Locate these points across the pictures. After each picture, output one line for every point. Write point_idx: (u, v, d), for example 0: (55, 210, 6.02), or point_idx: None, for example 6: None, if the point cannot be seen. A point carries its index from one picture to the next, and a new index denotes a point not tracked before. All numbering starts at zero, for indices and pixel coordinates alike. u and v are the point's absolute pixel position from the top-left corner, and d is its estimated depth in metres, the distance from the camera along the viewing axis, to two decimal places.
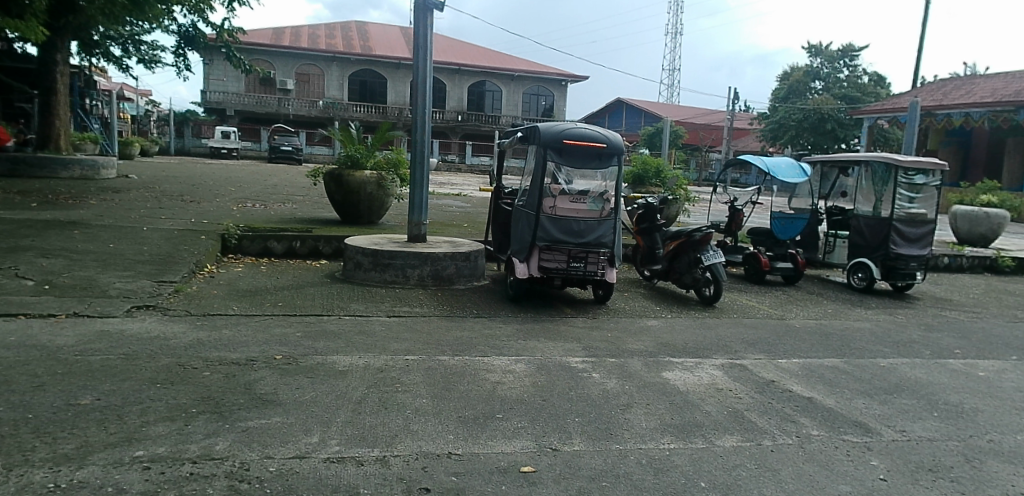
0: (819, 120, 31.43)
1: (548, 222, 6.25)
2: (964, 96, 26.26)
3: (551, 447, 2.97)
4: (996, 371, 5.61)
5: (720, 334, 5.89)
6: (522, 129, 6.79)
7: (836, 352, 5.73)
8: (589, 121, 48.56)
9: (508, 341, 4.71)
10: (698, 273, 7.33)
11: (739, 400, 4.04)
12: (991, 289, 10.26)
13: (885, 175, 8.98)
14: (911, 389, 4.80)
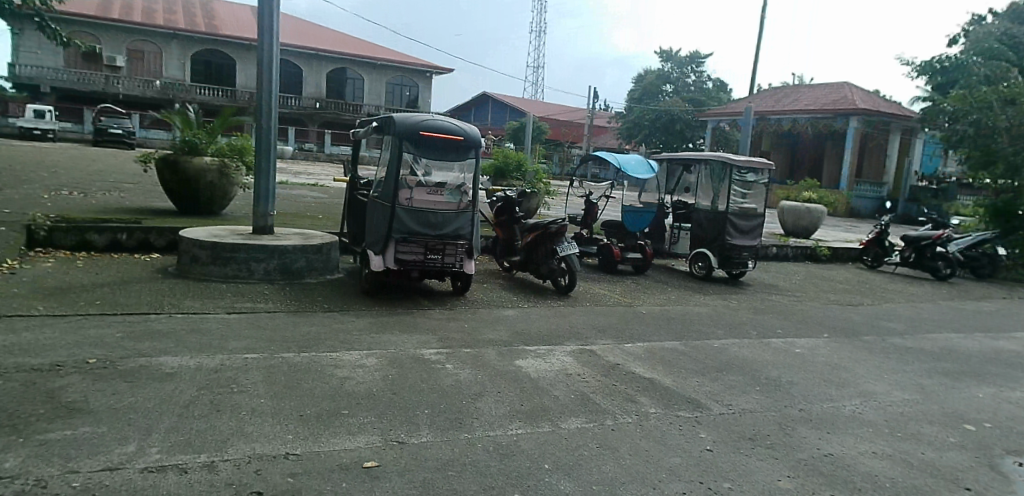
0: (671, 120, 33.43)
1: (405, 214, 6.17)
2: (792, 104, 29.19)
3: (398, 440, 2.94)
4: (810, 348, 6.29)
5: (572, 322, 6.12)
6: (378, 119, 6.64)
7: (676, 336, 6.15)
8: (454, 114, 48.59)
9: (358, 335, 4.59)
10: (554, 263, 7.53)
11: (586, 383, 4.23)
12: (810, 276, 11.48)
13: (722, 173, 9.74)
14: (739, 367, 5.26)
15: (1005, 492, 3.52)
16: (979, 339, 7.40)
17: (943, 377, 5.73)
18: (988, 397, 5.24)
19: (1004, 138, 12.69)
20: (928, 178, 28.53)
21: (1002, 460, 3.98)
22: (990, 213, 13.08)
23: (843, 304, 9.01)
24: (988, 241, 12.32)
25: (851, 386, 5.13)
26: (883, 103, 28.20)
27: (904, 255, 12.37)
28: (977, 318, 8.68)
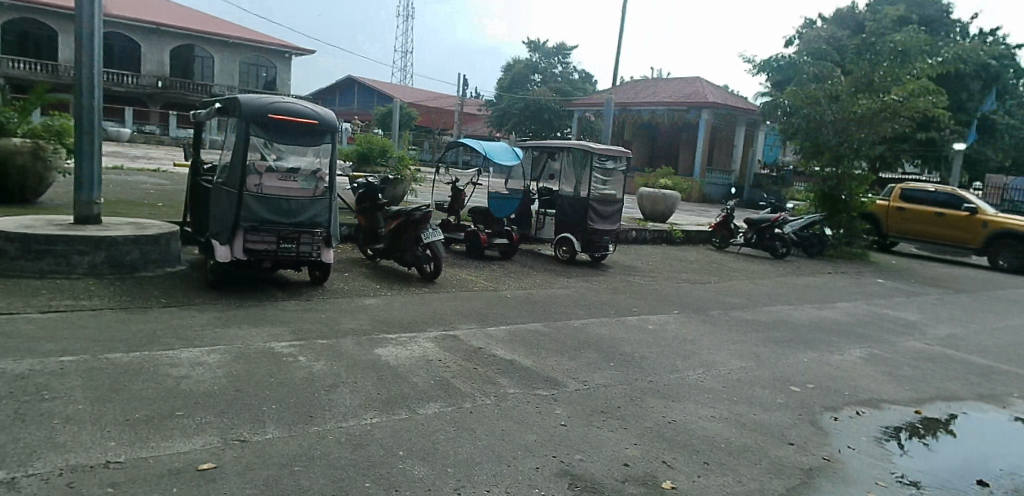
0: (539, 109, 34.10)
1: (254, 202, 5.84)
2: (651, 96, 30.77)
3: (239, 439, 2.77)
4: (662, 324, 6.67)
5: (436, 308, 6.09)
6: (221, 100, 6.23)
7: (539, 318, 6.30)
8: (318, 98, 46.68)
9: (200, 331, 4.29)
10: (418, 250, 7.43)
11: (446, 368, 4.22)
12: (665, 258, 12.17)
13: (582, 160, 10.02)
14: (596, 345, 5.48)
15: (821, 444, 3.94)
16: (807, 310, 8.21)
17: (776, 345, 6.29)
18: (812, 361, 5.82)
19: (828, 129, 14.03)
20: (768, 167, 31.15)
21: (820, 416, 4.45)
22: (818, 198, 14.60)
23: (693, 282, 9.65)
24: (818, 223, 13.74)
25: (696, 357, 5.51)
26: (730, 97, 30.44)
27: (747, 237, 13.60)
28: (806, 291, 9.62)
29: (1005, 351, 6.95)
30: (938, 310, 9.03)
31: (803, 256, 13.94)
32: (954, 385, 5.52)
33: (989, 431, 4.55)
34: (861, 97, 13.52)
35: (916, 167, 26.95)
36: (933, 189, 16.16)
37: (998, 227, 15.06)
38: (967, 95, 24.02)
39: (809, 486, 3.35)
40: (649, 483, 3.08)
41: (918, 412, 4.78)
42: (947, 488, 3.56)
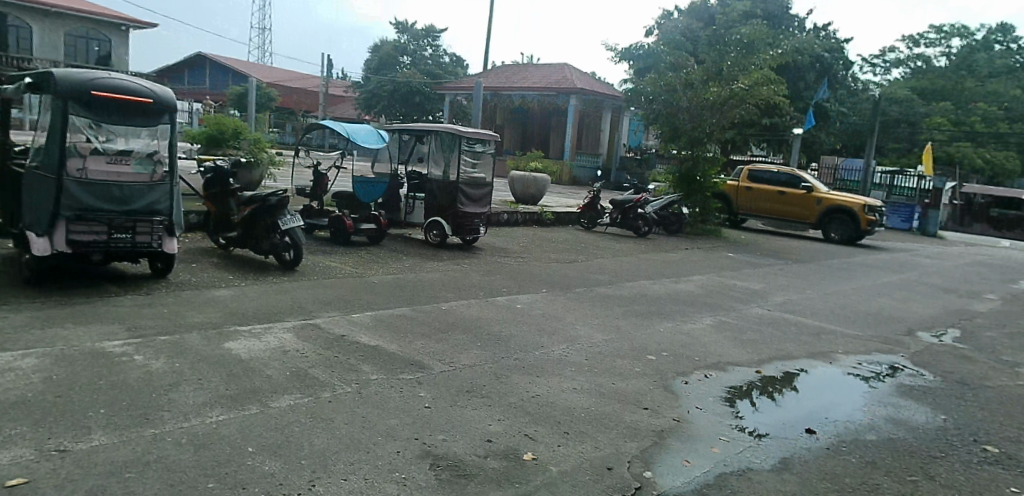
0: (409, 92, 33.52)
1: (76, 188, 5.28)
2: (521, 81, 31.19)
3: (59, 449, 2.50)
4: (530, 303, 6.80)
5: (296, 297, 5.82)
6: (31, 75, 5.57)
7: (406, 302, 6.20)
8: (165, 77, 43.03)
9: (15, 333, 3.83)
10: (275, 238, 7.03)
11: (303, 358, 4.04)
12: (535, 238, 12.42)
13: (450, 143, 9.91)
14: (464, 326, 5.49)
15: (672, 406, 4.20)
16: (665, 283, 8.71)
17: (636, 318, 6.61)
18: (668, 331, 6.17)
19: (684, 114, 14.96)
20: (634, 151, 32.79)
21: (673, 381, 4.72)
22: (676, 180, 15.53)
23: (561, 262, 9.93)
24: (676, 203, 14.67)
25: (560, 333, 5.67)
26: (595, 83, 31.51)
27: (612, 217, 14.13)
28: (665, 266, 10.20)
29: (832, 313, 7.75)
30: (779, 279, 9.90)
31: (663, 233, 14.84)
32: (789, 345, 6.08)
33: (816, 384, 5.06)
34: (712, 85, 14.48)
35: (762, 150, 29.32)
36: (776, 170, 17.68)
37: (830, 204, 16.80)
38: (804, 85, 27.19)
39: (661, 446, 3.57)
40: (511, 457, 3.14)
41: (758, 371, 5.21)
42: (779, 437, 3.92)
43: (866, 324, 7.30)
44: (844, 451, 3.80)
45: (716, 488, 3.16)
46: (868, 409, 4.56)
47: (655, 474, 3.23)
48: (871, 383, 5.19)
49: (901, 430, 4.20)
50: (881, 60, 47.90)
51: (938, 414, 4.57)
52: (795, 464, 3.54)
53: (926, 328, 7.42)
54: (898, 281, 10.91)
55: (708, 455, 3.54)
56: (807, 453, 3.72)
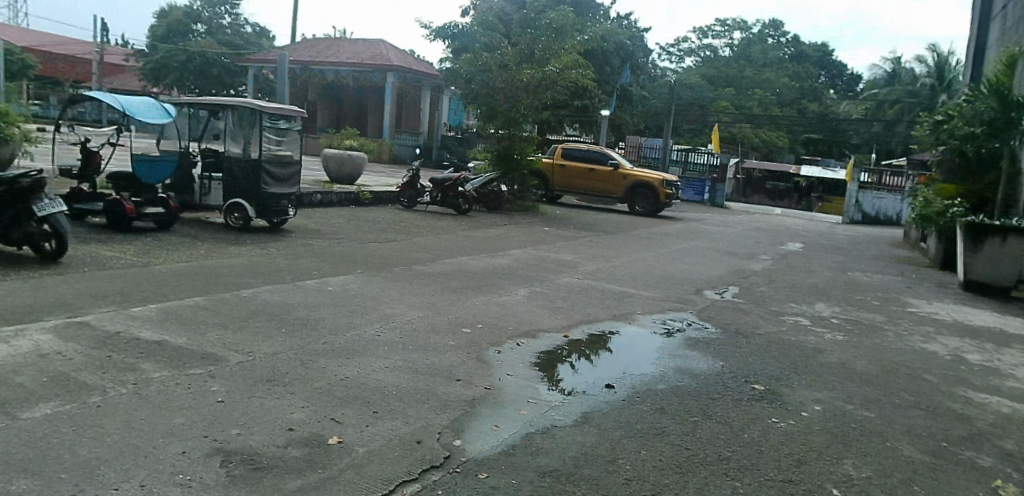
0: (205, 64, 30.70)
1: None
2: (333, 56, 29.92)
3: None
4: (342, 285, 6.56)
5: (62, 292, 5.09)
6: None
7: (202, 291, 5.69)
8: None
9: None
10: (31, 226, 6.11)
11: (67, 361, 3.55)
12: (350, 218, 12.02)
13: (250, 118, 9.19)
14: (268, 313, 5.15)
15: (484, 376, 4.27)
16: (483, 258, 8.84)
17: (453, 292, 6.64)
18: (483, 303, 6.27)
19: (500, 95, 15.17)
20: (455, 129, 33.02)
21: (486, 351, 4.81)
22: (495, 158, 15.67)
23: (378, 241, 9.70)
24: (496, 180, 14.95)
25: (374, 313, 5.54)
26: (411, 60, 31.11)
27: (433, 196, 14.00)
28: (483, 242, 10.37)
29: (635, 278, 8.38)
30: (589, 250, 10.51)
31: (484, 210, 15.07)
32: (596, 310, 6.48)
33: (619, 343, 5.44)
34: (526, 68, 14.83)
35: (573, 130, 30.82)
36: (588, 148, 18.66)
37: (634, 179, 18.23)
38: (611, 69, 29.15)
39: (470, 414, 3.62)
40: (314, 443, 3.00)
41: (567, 336, 5.48)
42: (583, 395, 4.15)
43: (663, 287, 7.99)
44: (639, 401, 4.12)
45: (522, 448, 3.27)
46: (661, 362, 4.99)
47: (464, 441, 3.27)
48: (664, 338, 5.69)
49: (687, 378, 4.65)
50: (676, 50, 52.58)
51: (718, 361, 5.13)
52: (595, 417, 3.78)
53: (713, 287, 8.30)
54: (690, 247, 12.08)
55: (516, 418, 3.65)
56: (606, 406, 3.98)
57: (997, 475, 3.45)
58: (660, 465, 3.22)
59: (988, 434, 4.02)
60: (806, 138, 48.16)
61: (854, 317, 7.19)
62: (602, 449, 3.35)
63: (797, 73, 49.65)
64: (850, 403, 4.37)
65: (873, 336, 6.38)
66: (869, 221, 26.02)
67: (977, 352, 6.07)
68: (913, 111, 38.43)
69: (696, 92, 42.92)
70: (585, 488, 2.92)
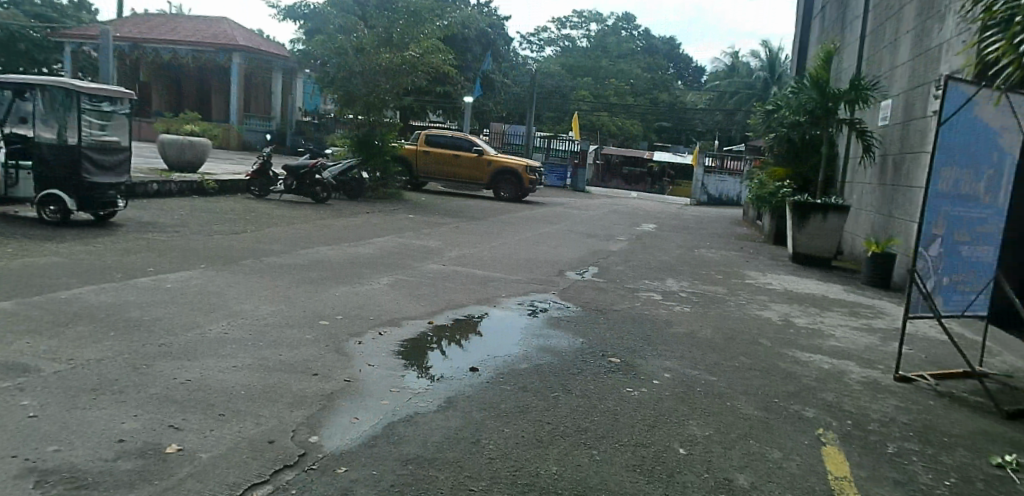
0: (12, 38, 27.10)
1: None
2: (169, 33, 27.55)
3: None
4: (183, 281, 6.06)
5: None
6: None
7: (13, 295, 5.03)
8: None
9: None
10: None
11: None
12: (194, 210, 11.15)
13: (65, 100, 8.25)
14: (92, 316, 4.63)
15: (343, 368, 4.10)
16: (343, 248, 8.51)
17: (309, 284, 6.33)
18: (342, 293, 6.04)
19: (357, 79, 14.61)
20: (312, 114, 32.01)
21: (345, 342, 4.62)
22: (355, 144, 15.11)
23: (226, 233, 9.07)
24: (355, 168, 14.47)
25: (220, 309, 5.17)
26: (259, 41, 29.36)
27: (288, 184, 13.34)
28: (343, 231, 10.00)
29: (499, 263, 8.46)
30: (454, 236, 10.47)
31: (344, 199, 14.58)
32: (459, 295, 6.46)
33: (483, 326, 5.45)
34: (383, 51, 14.35)
35: (437, 116, 30.54)
36: (451, 134, 18.54)
37: (498, 165, 18.42)
38: (471, 56, 29.46)
39: (328, 409, 3.47)
40: (149, 453, 2.75)
41: (430, 322, 5.40)
42: (446, 379, 4.11)
43: (527, 270, 8.13)
44: (502, 382, 4.15)
45: (383, 438, 3.19)
46: (525, 342, 5.07)
47: (321, 437, 3.13)
48: (527, 319, 5.78)
49: (549, 356, 4.76)
50: (536, 39, 53.72)
51: (578, 338, 5.29)
52: (459, 401, 3.76)
53: (573, 268, 8.56)
54: (553, 231, 12.40)
55: (377, 409, 3.54)
56: (470, 389, 3.97)
57: (819, 423, 3.85)
58: (522, 442, 3.27)
59: (812, 388, 4.47)
60: (657, 126, 51.12)
61: (701, 291, 7.73)
62: (465, 431, 3.34)
63: (648, 64, 52.51)
64: (697, 370, 4.68)
65: (716, 307, 6.89)
66: (714, 203, 28.21)
67: (803, 317, 6.74)
68: (749, 101, 41.97)
69: (556, 80, 44.16)
70: (448, 472, 2.89)
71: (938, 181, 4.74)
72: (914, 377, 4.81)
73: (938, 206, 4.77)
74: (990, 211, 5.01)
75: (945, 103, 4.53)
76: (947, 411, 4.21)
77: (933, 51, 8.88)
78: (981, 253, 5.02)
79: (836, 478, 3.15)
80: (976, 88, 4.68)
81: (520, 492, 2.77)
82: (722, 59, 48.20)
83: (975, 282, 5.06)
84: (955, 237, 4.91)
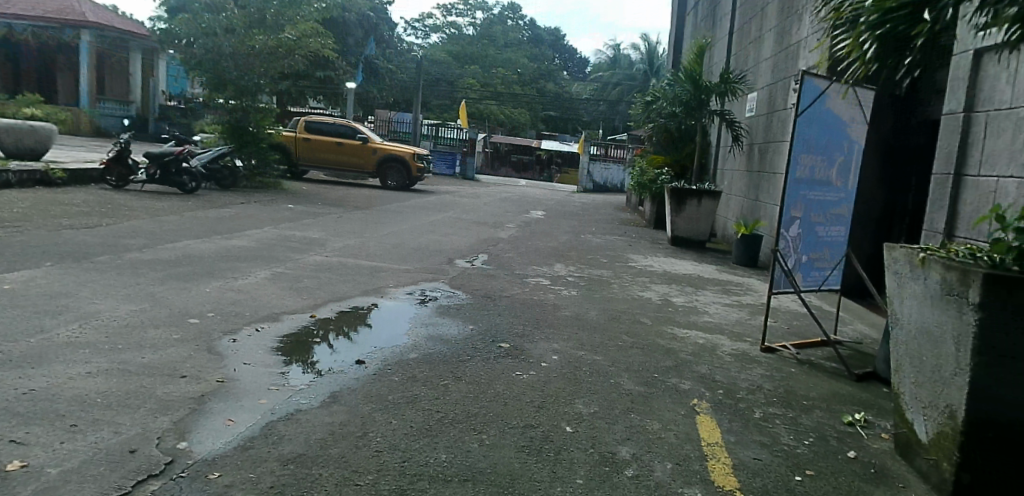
0: None
1: None
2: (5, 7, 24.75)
3: None
4: (26, 281, 5.46)
5: None
6: None
7: None
8: None
9: None
10: None
11: None
12: (40, 202, 10.09)
13: None
14: None
15: (215, 368, 3.85)
16: (215, 241, 7.98)
17: (176, 280, 5.88)
18: (215, 289, 5.66)
19: (228, 62, 13.70)
20: (176, 97, 31.43)
21: (217, 341, 4.34)
22: (226, 130, 14.24)
23: (79, 227, 8.27)
24: (228, 155, 13.64)
25: (71, 311, 4.70)
26: (114, 18, 27.02)
27: (150, 172, 12.28)
28: (216, 223, 9.39)
29: (386, 252, 8.26)
30: (338, 226, 10.12)
31: (216, 189, 13.71)
32: (344, 286, 6.25)
33: (369, 318, 5.30)
34: (256, 34, 13.68)
35: (319, 103, 29.35)
36: (333, 121, 17.89)
37: (384, 153, 18.02)
38: (353, 41, 28.53)
39: (199, 412, 3.24)
40: None
41: (312, 315, 5.18)
42: (330, 373, 3.96)
43: (415, 259, 8.00)
44: (388, 373, 4.05)
45: (261, 439, 3.02)
46: (413, 332, 4.97)
47: (191, 443, 2.92)
48: (416, 309, 5.68)
49: (437, 344, 4.70)
50: (421, 25, 52.95)
51: (467, 325, 5.27)
52: (343, 394, 3.63)
53: (463, 256, 8.52)
54: (442, 219, 12.28)
55: (254, 408, 3.35)
56: (355, 382, 3.85)
57: (694, 394, 4.06)
58: (409, 432, 3.20)
59: (689, 362, 4.71)
60: (544, 115, 52.00)
61: (586, 274, 7.94)
62: (350, 426, 3.23)
63: (534, 54, 53.20)
64: (583, 350, 4.80)
65: (601, 289, 7.10)
66: (599, 190, 29.10)
67: (681, 296, 7.09)
68: (631, 92, 43.55)
69: (442, 68, 43.87)
70: (333, 469, 2.78)
71: (797, 169, 5.10)
72: (778, 347, 5.19)
73: (797, 191, 5.14)
74: (841, 194, 5.47)
75: (801, 97, 4.85)
76: (806, 377, 4.58)
77: (793, 48, 9.54)
78: (834, 233, 5.49)
79: (709, 444, 3.33)
80: (827, 83, 5.04)
81: (408, 483, 2.71)
82: (605, 51, 49.67)
83: (830, 259, 5.54)
84: (812, 219, 5.33)
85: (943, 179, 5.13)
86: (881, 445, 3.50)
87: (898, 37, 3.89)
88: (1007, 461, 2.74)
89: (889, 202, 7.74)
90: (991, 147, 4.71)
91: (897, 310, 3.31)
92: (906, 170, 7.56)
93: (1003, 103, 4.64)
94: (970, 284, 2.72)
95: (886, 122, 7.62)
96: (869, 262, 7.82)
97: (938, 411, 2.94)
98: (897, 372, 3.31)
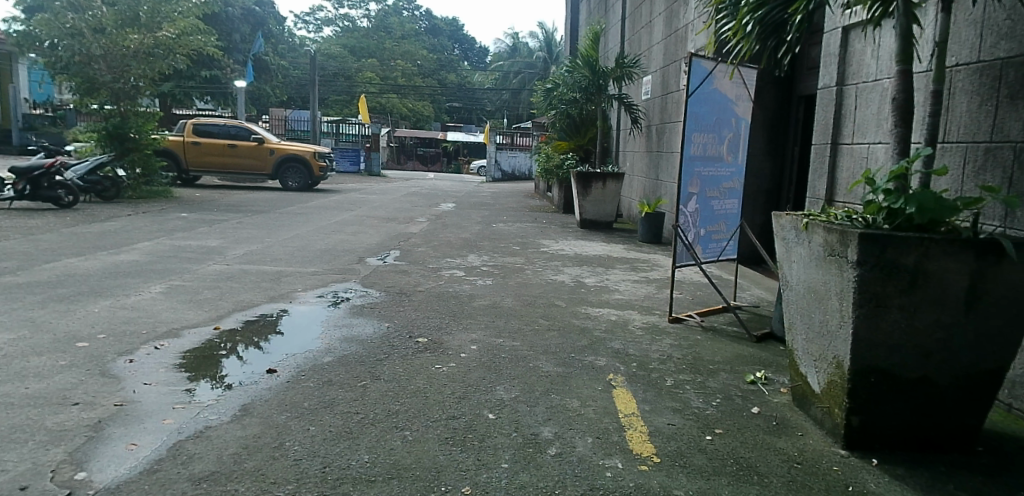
0: None
1: None
2: None
3: None
4: None
5: None
6: None
7: None
8: None
9: None
10: None
11: None
12: None
13: None
14: None
15: (111, 392, 3.62)
16: (100, 257, 7.46)
17: (58, 302, 5.44)
18: (104, 309, 5.29)
19: (100, 64, 12.72)
20: (41, 106, 30.42)
21: (112, 363, 4.07)
22: (102, 137, 13.08)
23: None
24: (106, 165, 12.57)
25: None
26: None
27: (18, 188, 11.28)
28: (101, 238, 8.78)
29: (291, 256, 8.00)
30: (238, 232, 9.69)
31: (97, 202, 12.69)
32: (248, 295, 6.00)
33: (281, 324, 5.12)
34: (130, 32, 12.69)
35: (208, 104, 27.97)
36: (223, 122, 17.07)
37: (282, 153, 17.36)
38: (240, 37, 27.47)
39: (97, 439, 3.04)
40: None
41: (216, 327, 4.95)
42: (241, 386, 3.79)
43: (323, 260, 7.79)
44: (302, 379, 3.92)
45: (168, 460, 2.87)
46: (327, 335, 4.84)
47: (91, 472, 2.74)
48: (328, 311, 5.54)
49: (353, 345, 4.60)
50: (312, 18, 51.29)
51: (382, 322, 5.19)
52: (255, 406, 3.49)
53: (374, 254, 8.38)
54: (348, 218, 11.98)
55: (158, 430, 3.17)
56: (268, 392, 3.70)
57: (610, 369, 4.19)
58: (329, 437, 3.13)
59: (602, 339, 4.86)
60: (448, 105, 51.85)
61: (498, 262, 7.99)
62: (265, 437, 3.12)
63: (432, 44, 52.65)
64: (501, 337, 4.85)
65: (514, 276, 7.17)
66: (507, 179, 29.27)
67: (591, 276, 7.29)
68: (531, 80, 43.71)
69: (339, 63, 43.56)
70: (249, 482, 2.69)
71: (691, 147, 5.33)
72: (684, 317, 5.44)
73: (692, 168, 5.38)
74: (732, 169, 5.76)
75: (690, 78, 5.05)
76: (711, 342, 4.81)
77: (681, 31, 9.91)
78: (728, 206, 5.78)
79: (626, 415, 3.45)
80: (714, 64, 5.26)
81: (332, 487, 2.67)
82: (503, 39, 49.75)
83: (725, 231, 5.84)
84: (706, 194, 5.58)
85: (822, 148, 5.50)
86: (780, 398, 3.74)
87: (774, 19, 4.21)
88: (888, 401, 3.00)
89: (776, 174, 8.22)
90: (861, 117, 5.06)
91: (788, 273, 3.54)
92: (790, 141, 8.05)
93: (869, 76, 4.98)
94: (847, 243, 2.92)
95: (770, 99, 8.06)
96: (762, 231, 8.30)
97: (827, 362, 3.17)
98: (791, 330, 3.53)
